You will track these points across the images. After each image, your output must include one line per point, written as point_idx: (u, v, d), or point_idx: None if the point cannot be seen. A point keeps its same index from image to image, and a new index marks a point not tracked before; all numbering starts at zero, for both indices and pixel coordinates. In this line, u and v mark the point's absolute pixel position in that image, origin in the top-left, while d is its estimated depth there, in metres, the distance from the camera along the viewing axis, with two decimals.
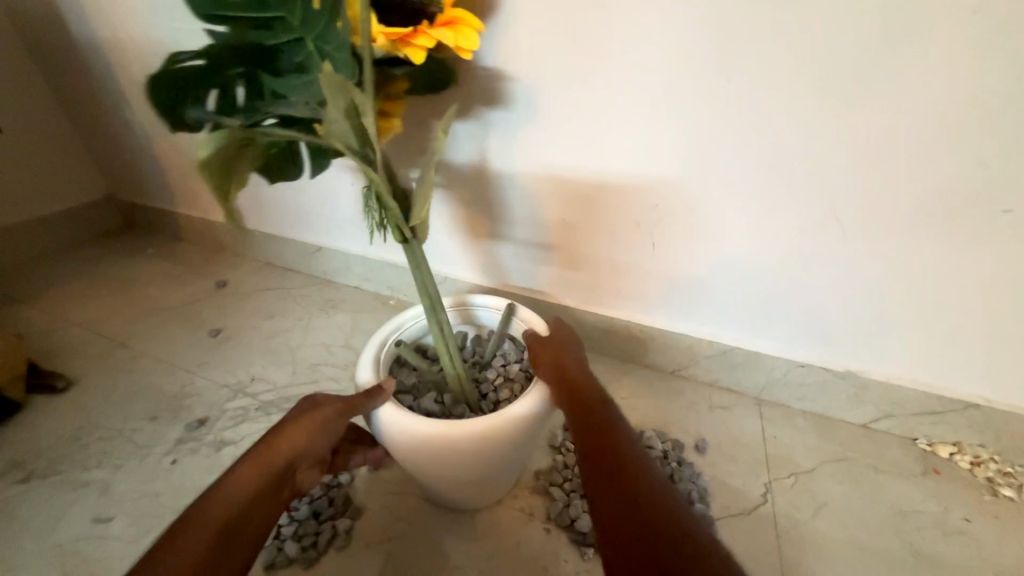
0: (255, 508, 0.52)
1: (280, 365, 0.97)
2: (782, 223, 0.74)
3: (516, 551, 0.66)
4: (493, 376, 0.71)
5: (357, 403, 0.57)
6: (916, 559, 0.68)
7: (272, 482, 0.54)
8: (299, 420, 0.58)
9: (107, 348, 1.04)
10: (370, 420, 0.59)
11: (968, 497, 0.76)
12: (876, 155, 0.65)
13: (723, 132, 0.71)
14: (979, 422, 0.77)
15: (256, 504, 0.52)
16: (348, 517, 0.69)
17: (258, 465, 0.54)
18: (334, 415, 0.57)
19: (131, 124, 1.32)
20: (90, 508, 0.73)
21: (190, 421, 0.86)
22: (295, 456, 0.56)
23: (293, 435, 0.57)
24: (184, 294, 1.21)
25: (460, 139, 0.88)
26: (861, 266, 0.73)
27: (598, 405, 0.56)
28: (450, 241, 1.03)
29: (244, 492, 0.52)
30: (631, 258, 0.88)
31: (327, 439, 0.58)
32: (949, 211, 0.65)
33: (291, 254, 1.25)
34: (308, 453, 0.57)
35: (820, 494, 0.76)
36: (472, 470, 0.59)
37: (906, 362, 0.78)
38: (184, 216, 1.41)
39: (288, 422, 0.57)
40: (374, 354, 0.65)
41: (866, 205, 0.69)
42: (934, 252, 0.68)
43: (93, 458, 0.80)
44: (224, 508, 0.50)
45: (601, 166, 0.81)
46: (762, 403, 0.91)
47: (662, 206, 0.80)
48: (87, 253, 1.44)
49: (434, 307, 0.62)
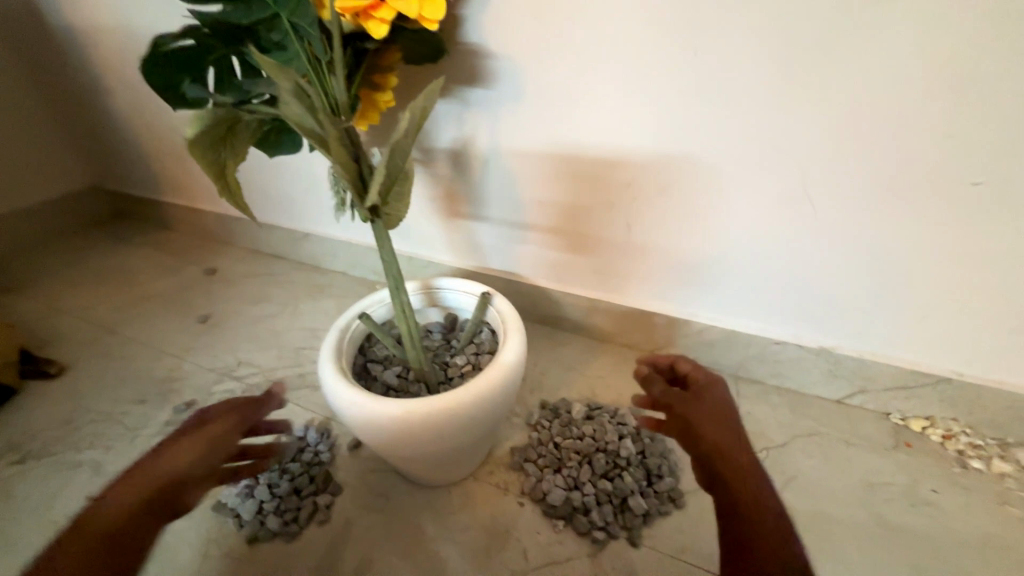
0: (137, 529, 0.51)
1: (267, 349, 1.00)
2: (756, 199, 0.74)
3: (491, 524, 0.69)
4: (462, 362, 0.72)
5: (248, 412, 0.63)
6: (881, 528, 0.70)
7: (156, 499, 0.53)
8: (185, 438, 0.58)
9: (98, 335, 1.07)
10: (343, 408, 0.59)
11: (938, 469, 0.77)
12: (844, 130, 0.65)
13: (694, 107, 0.70)
14: (951, 396, 0.78)
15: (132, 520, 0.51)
16: (330, 493, 0.72)
17: (141, 482, 0.53)
18: (224, 428, 0.60)
19: (114, 113, 1.32)
20: (83, 487, 0.77)
21: (178, 403, 0.89)
22: (180, 473, 0.55)
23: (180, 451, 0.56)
24: (173, 282, 1.23)
25: (442, 121, 0.87)
26: (834, 241, 0.73)
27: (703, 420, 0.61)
28: (431, 225, 1.04)
29: (120, 507, 0.51)
30: (606, 238, 0.88)
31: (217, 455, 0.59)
32: (918, 186, 0.65)
33: (278, 240, 1.26)
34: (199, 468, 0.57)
35: (790, 467, 0.78)
36: (427, 448, 0.60)
37: (879, 339, 0.79)
38: (172, 204, 1.42)
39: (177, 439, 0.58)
40: (348, 320, 0.68)
41: (836, 181, 0.68)
42: (903, 226, 0.68)
43: (86, 440, 0.83)
44: (101, 522, 0.50)
45: (574, 144, 0.81)
46: (739, 380, 0.92)
47: (635, 186, 0.80)
48: (77, 243, 1.46)
49: (397, 286, 0.62)
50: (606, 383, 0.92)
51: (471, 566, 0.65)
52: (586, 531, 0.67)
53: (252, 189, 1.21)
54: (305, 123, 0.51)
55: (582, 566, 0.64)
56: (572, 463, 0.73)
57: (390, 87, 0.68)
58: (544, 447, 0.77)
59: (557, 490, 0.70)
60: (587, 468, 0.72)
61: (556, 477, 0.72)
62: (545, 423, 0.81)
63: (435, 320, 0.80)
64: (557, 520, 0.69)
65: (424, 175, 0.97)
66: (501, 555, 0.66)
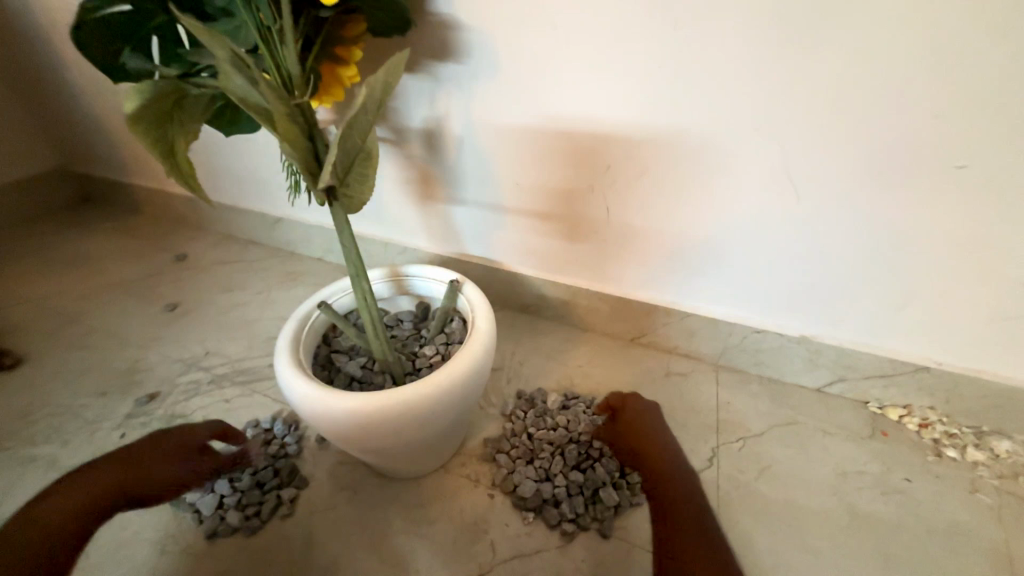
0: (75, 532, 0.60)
1: (236, 339, 0.97)
2: (737, 183, 0.72)
3: (460, 517, 0.68)
4: (431, 352, 0.69)
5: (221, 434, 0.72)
6: (852, 517, 0.70)
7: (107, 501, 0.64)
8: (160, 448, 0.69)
9: (60, 325, 1.03)
10: (302, 402, 0.56)
11: (913, 457, 0.77)
12: (825, 110, 0.62)
13: (673, 85, 0.67)
14: (929, 384, 0.77)
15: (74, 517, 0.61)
16: (294, 486, 0.71)
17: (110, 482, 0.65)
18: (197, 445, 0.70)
19: (75, 91, 1.26)
20: (37, 482, 0.74)
21: (141, 396, 0.86)
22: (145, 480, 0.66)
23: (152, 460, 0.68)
24: (141, 269, 1.19)
25: (413, 98, 0.83)
26: (816, 226, 0.71)
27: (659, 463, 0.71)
28: (407, 209, 1.00)
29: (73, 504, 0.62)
30: (585, 224, 0.86)
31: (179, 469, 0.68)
32: (901, 169, 0.63)
33: (251, 225, 1.22)
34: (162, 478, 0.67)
35: (766, 457, 0.77)
36: (389, 441, 0.59)
37: (860, 327, 0.77)
38: (141, 187, 1.37)
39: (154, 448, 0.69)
40: (308, 309, 0.66)
41: (817, 164, 0.66)
42: (884, 212, 0.66)
43: (42, 433, 0.81)
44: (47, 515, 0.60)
45: (551, 124, 0.77)
46: (720, 368, 0.91)
47: (614, 168, 0.78)
48: (42, 228, 1.41)
49: (359, 274, 0.60)
50: (585, 372, 0.90)
51: (437, 559, 0.64)
52: (556, 524, 0.66)
53: (222, 172, 1.16)
54: (250, 99, 0.48)
55: (550, 558, 0.63)
56: (545, 455, 0.72)
57: (354, 61, 0.64)
58: (517, 438, 0.75)
59: (528, 481, 0.69)
60: (560, 459, 0.71)
61: (528, 469, 0.70)
62: (520, 413, 0.79)
63: (406, 309, 0.77)
64: (527, 512, 0.67)
65: (397, 157, 0.93)
66: (469, 548, 0.65)
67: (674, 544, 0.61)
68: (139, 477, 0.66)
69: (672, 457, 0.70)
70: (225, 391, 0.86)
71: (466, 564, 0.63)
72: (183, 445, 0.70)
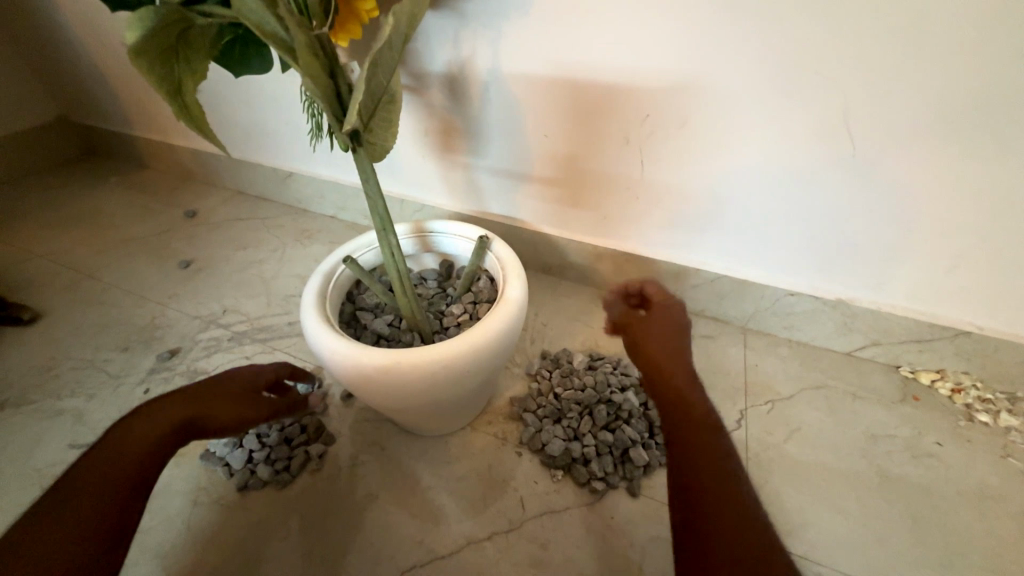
0: (144, 466, 0.51)
1: (253, 296, 0.95)
2: (790, 133, 0.65)
3: (488, 473, 0.69)
4: (458, 311, 0.68)
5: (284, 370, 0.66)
6: (881, 480, 0.69)
7: (180, 430, 0.54)
8: (226, 380, 0.60)
9: (74, 280, 1.02)
10: (331, 359, 0.55)
11: (944, 422, 0.75)
12: (900, 49, 0.55)
13: (728, 19, 0.60)
14: (967, 350, 0.75)
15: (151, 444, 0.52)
16: (321, 443, 0.72)
17: (180, 406, 0.55)
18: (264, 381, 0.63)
19: (68, 33, 1.18)
20: (66, 434, 0.75)
21: (162, 351, 0.86)
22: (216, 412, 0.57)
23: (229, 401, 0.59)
24: (153, 224, 1.17)
25: (434, 38, 0.77)
26: (868, 183, 0.65)
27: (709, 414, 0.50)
28: (424, 163, 0.96)
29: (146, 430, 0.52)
30: (617, 179, 0.80)
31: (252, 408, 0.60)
32: (978, 117, 0.56)
33: (261, 181, 1.18)
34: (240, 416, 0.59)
35: (794, 420, 0.76)
36: (419, 399, 0.57)
37: (903, 291, 0.74)
38: (145, 140, 1.32)
39: (223, 380, 0.60)
40: (332, 265, 0.64)
41: (882, 111, 0.60)
42: (950, 165, 0.61)
43: (67, 387, 0.82)
44: (122, 446, 0.51)
45: (585, 67, 0.71)
46: (748, 331, 0.88)
47: (653, 117, 0.71)
48: (46, 181, 1.37)
49: (386, 228, 0.57)
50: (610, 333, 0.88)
51: (467, 513, 0.65)
52: (585, 482, 0.66)
53: (229, 123, 1.10)
54: (266, 25, 0.43)
55: (579, 515, 0.64)
56: (573, 414, 0.71)
57: None
58: (543, 398, 0.75)
59: (556, 441, 0.68)
60: (588, 420, 0.71)
61: (555, 428, 0.70)
62: (544, 373, 0.78)
63: (430, 267, 0.75)
64: (556, 470, 0.68)
65: (415, 104, 0.87)
66: (499, 505, 0.65)
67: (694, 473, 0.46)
68: (209, 410, 0.57)
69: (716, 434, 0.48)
70: (246, 348, 0.86)
71: (496, 519, 0.64)
72: (248, 386, 0.62)
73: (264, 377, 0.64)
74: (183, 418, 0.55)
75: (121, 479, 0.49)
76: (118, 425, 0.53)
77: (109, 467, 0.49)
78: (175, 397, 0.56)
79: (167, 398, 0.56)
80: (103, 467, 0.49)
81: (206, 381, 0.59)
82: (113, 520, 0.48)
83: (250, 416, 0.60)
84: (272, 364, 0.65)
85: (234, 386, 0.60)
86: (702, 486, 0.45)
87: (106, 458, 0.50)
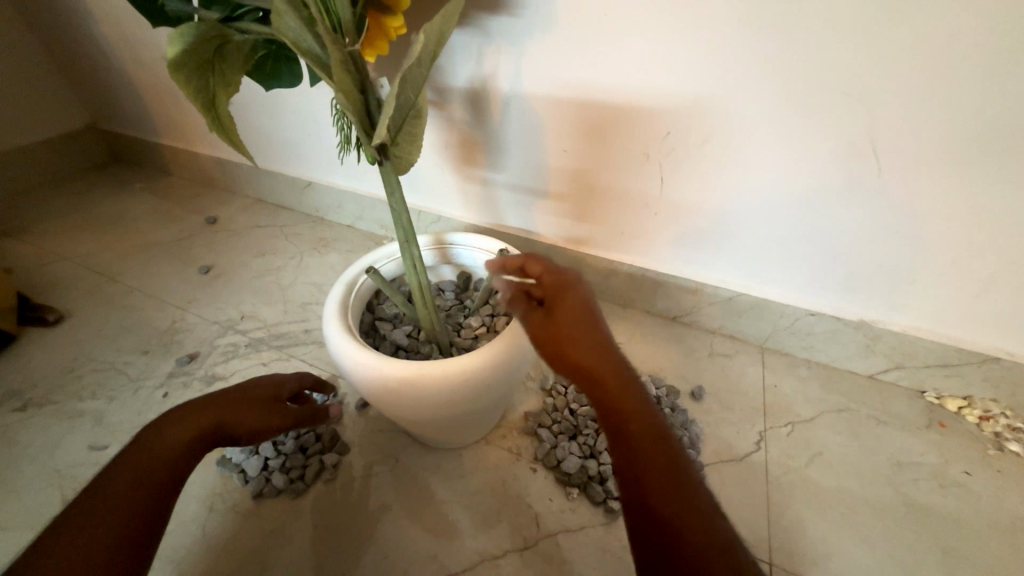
0: (171, 475, 0.52)
1: (271, 303, 0.96)
2: (813, 152, 0.65)
3: (501, 489, 0.68)
4: (476, 324, 0.68)
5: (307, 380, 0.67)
6: (908, 509, 0.67)
7: (207, 439, 0.55)
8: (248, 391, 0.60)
9: (98, 283, 1.04)
10: (352, 369, 0.55)
11: (973, 450, 0.73)
12: (928, 73, 0.55)
13: (751, 42, 0.60)
14: (997, 376, 0.72)
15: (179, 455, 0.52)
16: (336, 452, 0.72)
17: (207, 415, 0.55)
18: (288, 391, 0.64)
19: (103, 45, 1.23)
20: (86, 436, 0.76)
21: (181, 355, 0.87)
22: (243, 422, 0.58)
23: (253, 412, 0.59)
24: (174, 230, 1.19)
25: (458, 54, 0.78)
26: (894, 203, 0.64)
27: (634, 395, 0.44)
28: (442, 175, 0.97)
29: (174, 440, 0.53)
30: (634, 196, 0.81)
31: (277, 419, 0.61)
32: (1010, 140, 0.56)
33: (282, 190, 1.20)
34: (266, 426, 0.60)
35: (816, 443, 0.74)
36: (440, 412, 0.57)
37: (929, 313, 0.72)
38: (170, 148, 1.35)
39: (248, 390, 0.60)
40: (354, 275, 0.64)
41: (910, 132, 0.59)
42: (980, 187, 0.60)
43: (88, 389, 0.83)
44: (150, 456, 0.51)
45: (606, 85, 0.72)
46: (766, 351, 0.87)
47: (673, 134, 0.72)
48: (74, 186, 1.41)
49: (409, 240, 0.57)
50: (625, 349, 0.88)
51: (481, 528, 0.64)
52: (601, 501, 0.65)
53: (253, 133, 1.13)
54: (303, 42, 0.45)
55: (595, 536, 0.63)
56: (589, 431, 0.71)
57: (402, 10, 0.54)
58: (559, 413, 0.74)
59: (572, 458, 0.68)
60: (604, 437, 0.70)
61: (571, 444, 0.69)
62: (559, 388, 0.78)
63: (448, 279, 0.75)
64: (571, 488, 0.67)
65: (436, 118, 0.88)
66: (514, 522, 0.64)
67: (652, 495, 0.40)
68: (236, 417, 0.57)
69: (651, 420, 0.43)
70: (262, 355, 0.86)
71: (511, 537, 0.63)
72: (273, 395, 0.62)
73: (287, 387, 0.64)
74: (210, 425, 0.55)
75: (151, 484, 0.50)
76: (144, 433, 0.53)
77: (139, 472, 0.50)
78: (201, 407, 0.56)
79: (194, 403, 0.56)
80: (133, 472, 0.50)
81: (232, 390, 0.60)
82: (138, 528, 0.47)
83: (274, 425, 0.60)
84: (295, 375, 0.66)
85: (259, 396, 0.61)
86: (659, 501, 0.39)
87: (136, 462, 0.50)
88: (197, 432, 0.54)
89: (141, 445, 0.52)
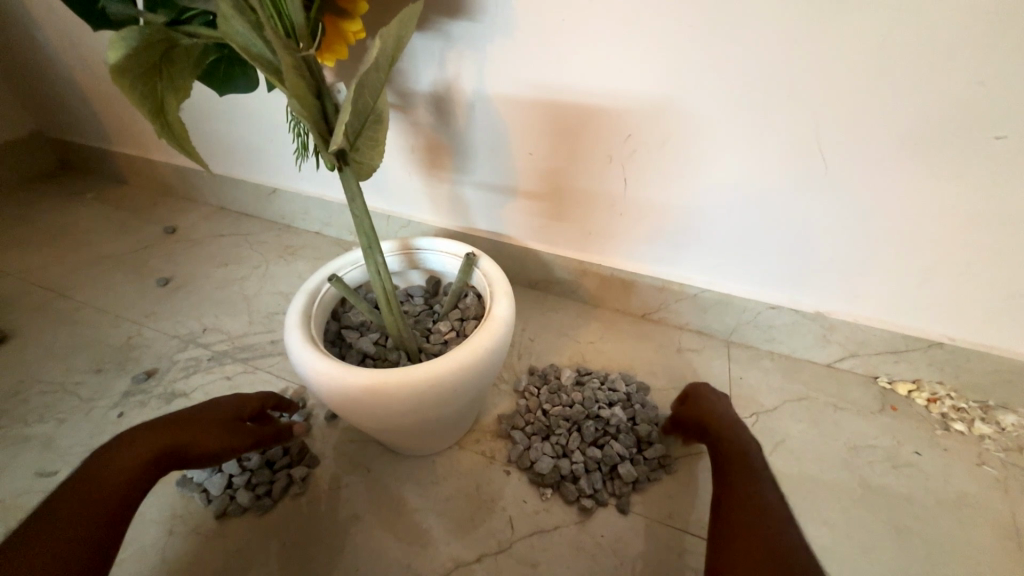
0: (129, 492, 0.50)
1: (235, 314, 0.93)
2: (766, 153, 0.68)
3: (476, 493, 0.68)
4: (445, 328, 0.67)
5: (269, 399, 0.68)
6: (864, 491, 0.70)
7: (165, 458, 0.54)
8: (205, 411, 0.60)
9: (46, 299, 0.99)
10: (316, 381, 0.54)
11: (922, 431, 0.77)
12: (869, 73, 0.58)
13: (704, 47, 0.63)
14: (940, 360, 0.77)
15: (135, 473, 0.51)
16: (304, 465, 0.70)
17: (164, 435, 0.55)
18: (248, 410, 0.64)
19: (44, 48, 1.16)
20: (34, 461, 0.72)
21: (138, 372, 0.84)
22: (201, 442, 0.57)
23: (212, 432, 0.58)
24: (129, 241, 1.14)
25: (420, 59, 0.78)
26: (843, 199, 0.68)
27: (737, 446, 0.60)
28: (409, 179, 0.96)
29: (128, 459, 0.51)
30: (600, 197, 0.82)
31: (237, 439, 0.61)
32: (941, 139, 0.59)
33: (244, 196, 1.17)
34: (228, 446, 0.60)
35: (779, 432, 0.77)
36: (409, 418, 0.57)
37: (877, 303, 0.76)
38: (124, 156, 1.29)
39: (206, 409, 0.60)
40: (317, 283, 0.64)
41: (851, 133, 0.62)
42: (918, 182, 0.63)
43: (36, 412, 0.78)
44: (104, 473, 0.50)
45: (568, 90, 0.73)
46: (731, 344, 0.90)
47: (634, 137, 0.73)
48: (18, 198, 1.33)
49: (372, 247, 0.56)
50: (596, 348, 0.89)
51: (455, 534, 0.64)
52: (575, 500, 0.66)
53: (211, 139, 1.10)
54: (252, 47, 0.44)
55: (569, 534, 0.64)
56: (561, 431, 0.71)
57: (360, 14, 0.53)
58: (532, 415, 0.74)
59: (545, 458, 0.68)
60: (577, 436, 0.71)
61: (544, 445, 0.70)
62: (532, 390, 0.78)
63: (416, 283, 0.75)
64: (545, 488, 0.67)
65: (401, 122, 0.88)
66: (488, 526, 0.64)
67: (718, 521, 0.52)
68: (194, 438, 0.57)
69: (759, 482, 0.55)
70: (226, 368, 0.84)
71: (485, 540, 0.63)
72: (234, 414, 0.62)
73: (249, 406, 0.65)
74: (165, 446, 0.54)
75: (108, 500, 0.48)
76: (100, 452, 0.52)
77: (92, 491, 0.48)
78: (156, 426, 0.55)
79: (148, 426, 0.55)
80: (85, 490, 0.48)
81: (190, 409, 0.60)
82: (90, 560, 0.44)
83: (234, 445, 0.60)
84: (257, 394, 0.66)
85: (219, 414, 0.61)
86: (722, 521, 0.52)
87: (89, 486, 0.48)
88: (153, 452, 0.53)
89: (96, 463, 0.50)
